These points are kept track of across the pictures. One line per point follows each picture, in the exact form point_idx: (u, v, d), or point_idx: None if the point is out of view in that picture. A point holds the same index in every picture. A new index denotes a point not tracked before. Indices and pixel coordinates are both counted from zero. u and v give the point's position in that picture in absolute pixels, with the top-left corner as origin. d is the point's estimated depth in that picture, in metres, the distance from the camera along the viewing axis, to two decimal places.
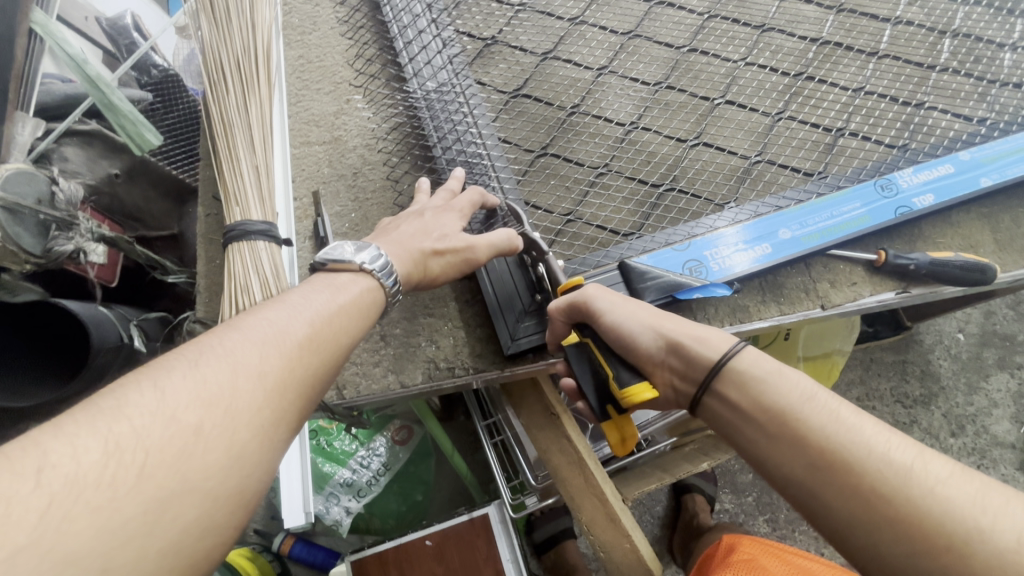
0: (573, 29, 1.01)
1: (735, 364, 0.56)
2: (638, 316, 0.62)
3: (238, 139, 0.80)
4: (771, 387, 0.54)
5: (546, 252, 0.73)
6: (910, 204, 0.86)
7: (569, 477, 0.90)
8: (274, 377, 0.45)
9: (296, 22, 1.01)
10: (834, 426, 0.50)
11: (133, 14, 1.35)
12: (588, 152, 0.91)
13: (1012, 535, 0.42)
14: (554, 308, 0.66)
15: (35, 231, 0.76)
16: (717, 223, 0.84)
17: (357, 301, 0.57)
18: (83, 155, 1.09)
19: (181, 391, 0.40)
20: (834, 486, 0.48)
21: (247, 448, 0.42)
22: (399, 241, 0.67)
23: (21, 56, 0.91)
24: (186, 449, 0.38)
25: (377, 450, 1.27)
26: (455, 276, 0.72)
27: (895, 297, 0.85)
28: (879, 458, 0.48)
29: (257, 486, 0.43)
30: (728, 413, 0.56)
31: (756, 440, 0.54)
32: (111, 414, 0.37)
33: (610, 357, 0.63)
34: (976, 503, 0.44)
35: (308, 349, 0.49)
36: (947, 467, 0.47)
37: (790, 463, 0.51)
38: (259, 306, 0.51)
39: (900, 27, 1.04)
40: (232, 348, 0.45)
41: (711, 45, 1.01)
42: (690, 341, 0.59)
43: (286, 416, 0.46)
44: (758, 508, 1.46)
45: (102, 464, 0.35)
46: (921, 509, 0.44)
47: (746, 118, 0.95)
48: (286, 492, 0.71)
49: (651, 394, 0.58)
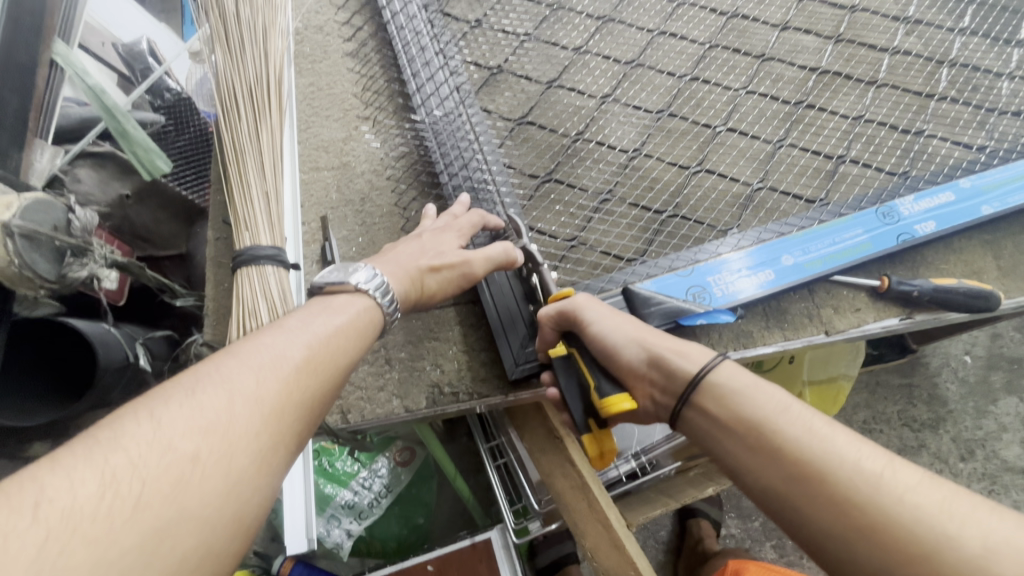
0: (577, 59, 1.03)
1: (713, 379, 0.57)
2: (624, 330, 0.63)
3: (249, 165, 0.82)
4: (746, 401, 0.55)
5: (541, 262, 0.76)
6: (911, 231, 0.87)
7: (573, 500, 0.90)
8: (271, 401, 0.46)
9: (307, 50, 1.04)
10: (808, 437, 0.50)
11: (149, 40, 1.39)
12: (591, 178, 0.93)
13: (979, 541, 0.42)
14: (543, 315, 0.67)
15: (50, 258, 0.78)
16: (721, 248, 0.85)
17: (356, 322, 0.58)
18: (95, 176, 1.13)
19: (177, 420, 0.41)
20: (809, 495, 0.48)
21: (244, 473, 0.42)
22: (397, 261, 0.68)
23: (42, 85, 0.95)
24: (183, 478, 0.39)
25: (379, 471, 1.26)
26: (453, 293, 0.73)
27: (900, 322, 0.85)
28: (849, 467, 0.48)
29: (255, 513, 0.43)
30: (707, 426, 0.57)
31: (735, 451, 0.54)
32: (107, 446, 0.38)
33: (592, 368, 0.64)
34: (944, 509, 0.44)
35: (304, 372, 0.49)
36: (917, 475, 0.47)
37: (767, 474, 0.51)
38: (258, 331, 0.52)
39: (898, 56, 1.06)
40: (229, 375, 0.45)
41: (712, 74, 1.03)
42: (669, 353, 0.60)
43: (283, 440, 0.46)
44: (765, 533, 1.43)
45: (100, 496, 0.36)
46: (892, 516, 0.44)
47: (748, 145, 0.97)
48: (289, 514, 0.71)
49: (628, 404, 0.59)
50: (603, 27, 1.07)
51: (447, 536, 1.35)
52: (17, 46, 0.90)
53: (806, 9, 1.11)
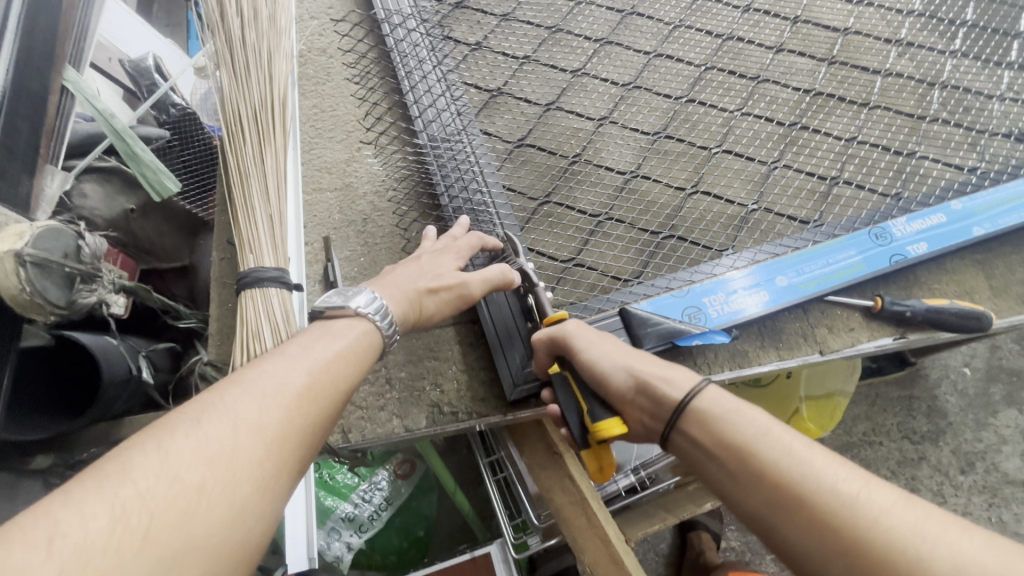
0: (575, 81, 1.06)
1: (697, 403, 0.58)
2: (614, 354, 0.64)
3: (254, 188, 0.83)
4: (728, 425, 0.55)
5: (536, 284, 0.78)
6: (904, 252, 0.89)
7: (571, 516, 0.90)
8: (273, 429, 0.47)
9: (311, 73, 1.06)
10: (787, 460, 0.51)
11: (155, 56, 1.40)
12: (589, 200, 0.95)
13: (949, 563, 0.43)
14: (537, 339, 0.69)
15: (61, 284, 0.80)
16: (718, 269, 0.87)
17: (356, 345, 0.59)
18: (102, 192, 1.14)
19: (183, 452, 0.42)
20: (788, 518, 0.49)
21: (248, 501, 0.43)
22: (396, 284, 0.68)
23: (53, 112, 1.01)
24: (189, 508, 0.40)
25: (379, 484, 1.27)
26: (450, 314, 0.73)
27: (892, 342, 0.87)
28: (826, 491, 0.49)
29: (258, 539, 0.44)
30: (692, 448, 0.58)
31: (720, 475, 0.55)
32: (117, 479, 0.39)
33: (585, 392, 0.65)
34: (917, 531, 0.45)
35: (306, 398, 0.51)
36: (893, 496, 0.48)
37: (750, 496, 0.53)
38: (261, 359, 0.53)
39: (890, 78, 1.08)
40: (232, 405, 0.46)
41: (707, 96, 1.05)
42: (656, 380, 0.60)
43: (286, 466, 0.47)
44: (765, 546, 1.43)
45: (110, 529, 0.37)
46: (866, 539, 0.46)
47: (743, 166, 0.99)
48: (291, 529, 0.72)
49: (620, 429, 0.61)
50: (601, 50, 1.09)
51: (447, 549, 1.35)
52: (28, 77, 0.96)
53: (800, 32, 1.13)
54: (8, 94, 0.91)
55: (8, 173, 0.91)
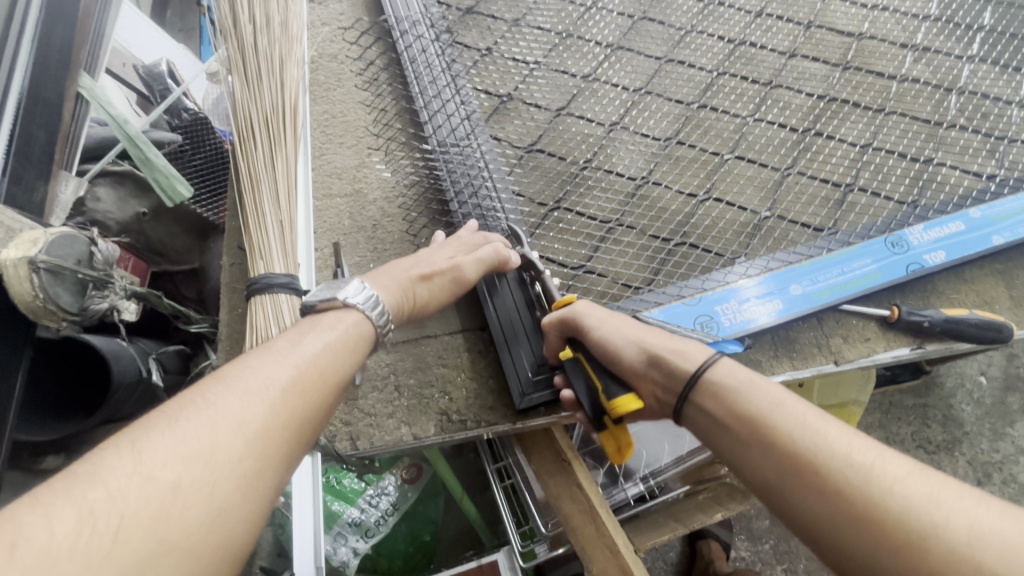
0: (585, 86, 1.05)
1: (712, 375, 0.60)
2: (626, 332, 0.66)
3: (265, 194, 0.84)
4: (742, 397, 0.57)
5: (542, 271, 0.80)
6: (921, 261, 0.87)
7: (581, 526, 0.89)
8: (255, 425, 0.46)
9: (321, 79, 1.07)
10: (801, 430, 0.53)
11: (169, 61, 1.41)
12: (599, 206, 0.94)
13: (964, 529, 0.44)
14: (548, 322, 0.70)
15: (73, 290, 0.80)
16: (730, 276, 0.85)
17: (345, 338, 0.59)
18: (114, 195, 1.15)
19: (159, 451, 0.41)
20: (802, 484, 0.50)
21: (228, 499, 0.42)
22: (390, 274, 0.70)
23: (67, 117, 1.04)
24: (164, 507, 0.39)
25: (387, 488, 1.26)
26: (447, 300, 0.74)
27: (910, 352, 0.84)
28: (841, 459, 0.50)
29: (240, 540, 0.43)
30: (706, 420, 0.60)
31: (733, 447, 0.57)
32: (87, 481, 0.38)
33: (598, 370, 0.66)
34: (931, 499, 0.46)
35: (291, 393, 0.50)
36: (906, 467, 0.49)
37: (763, 466, 0.54)
38: (248, 356, 0.53)
39: (906, 84, 1.06)
40: (213, 402, 0.46)
41: (720, 101, 1.04)
42: (668, 353, 0.63)
43: (270, 462, 0.47)
44: (776, 556, 1.41)
45: (77, 531, 0.36)
46: (880, 505, 0.46)
47: (757, 173, 0.97)
48: (298, 529, 0.70)
49: (638, 404, 0.61)
50: (612, 55, 1.09)
51: (454, 556, 1.34)
52: (43, 83, 1.00)
53: (814, 38, 1.12)
54: (24, 98, 0.96)
55: (23, 180, 0.93)
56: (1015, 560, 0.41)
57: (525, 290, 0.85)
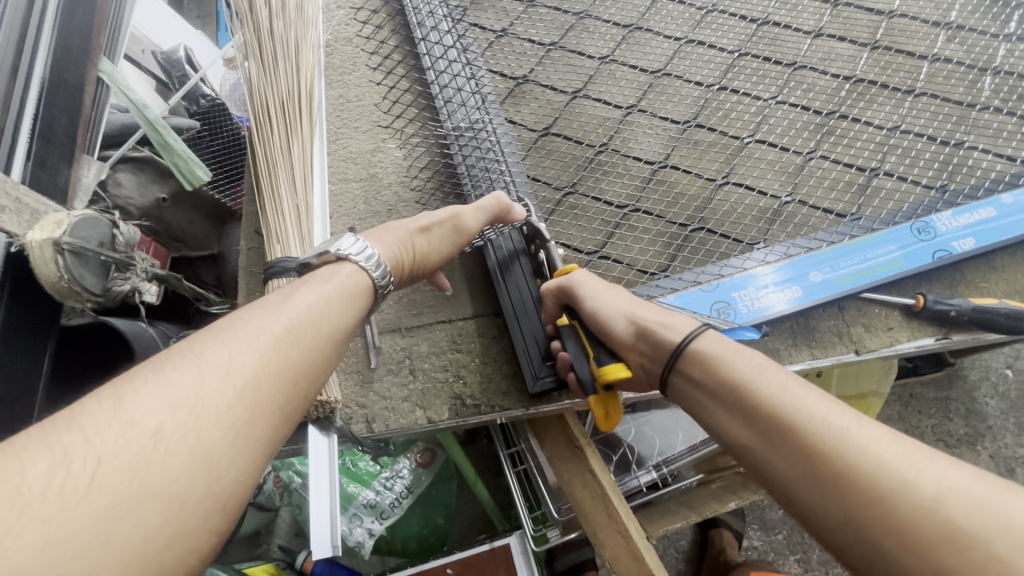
0: (602, 68, 1.03)
1: (697, 346, 0.60)
2: (617, 303, 0.67)
3: (281, 178, 0.85)
4: (728, 365, 0.57)
5: (548, 241, 0.80)
6: (948, 248, 0.85)
7: (593, 512, 0.89)
8: (245, 373, 0.46)
9: (337, 62, 1.06)
10: (782, 397, 0.53)
11: (186, 48, 1.42)
12: (616, 191, 0.93)
13: (933, 486, 0.44)
14: (547, 289, 0.72)
15: (97, 272, 0.83)
16: (748, 263, 0.84)
17: (341, 290, 0.59)
18: (135, 180, 1.17)
19: (141, 398, 0.41)
20: (780, 448, 0.51)
21: (215, 447, 0.42)
22: (389, 228, 0.71)
23: (89, 101, 1.07)
24: (144, 452, 0.39)
25: (401, 472, 1.27)
26: (449, 250, 0.75)
27: (934, 343, 0.82)
28: (818, 423, 0.50)
29: (233, 490, 0.43)
30: (690, 387, 0.60)
31: (714, 412, 0.57)
32: (64, 427, 0.39)
33: (591, 339, 0.68)
34: (904, 459, 0.46)
35: (283, 343, 0.50)
36: (884, 430, 0.49)
37: (743, 431, 0.54)
38: (243, 309, 0.53)
39: (938, 64, 1.03)
40: (200, 351, 0.46)
41: (741, 83, 1.01)
42: (656, 326, 0.63)
43: (262, 411, 0.46)
44: (789, 547, 1.40)
45: (49, 475, 0.36)
46: (855, 467, 0.47)
47: (777, 157, 0.95)
48: (315, 509, 0.68)
49: (623, 373, 0.62)
50: (630, 36, 1.06)
51: (466, 539, 1.37)
52: (65, 68, 1.02)
53: (841, 16, 1.08)
54: (45, 84, 0.98)
55: (48, 163, 0.95)
56: (985, 515, 0.42)
57: (534, 260, 0.86)
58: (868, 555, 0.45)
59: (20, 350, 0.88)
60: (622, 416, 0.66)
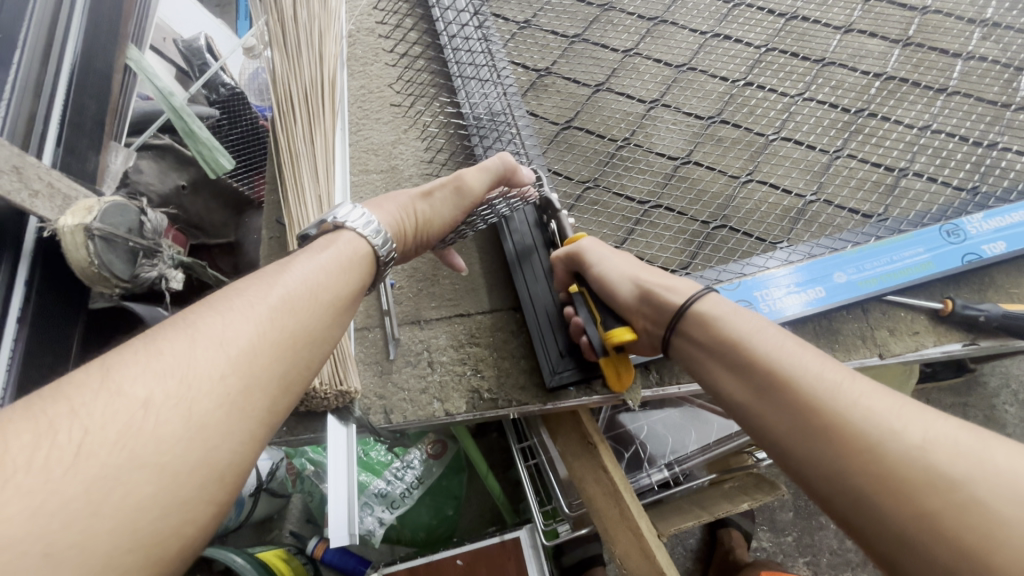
0: (626, 61, 1.02)
1: (700, 307, 0.60)
2: (622, 267, 0.67)
3: (304, 168, 0.85)
4: (726, 324, 0.57)
5: (559, 210, 0.82)
6: (978, 251, 0.83)
7: (604, 507, 0.89)
8: (239, 343, 0.45)
9: (359, 53, 1.05)
10: (778, 351, 0.53)
11: (206, 35, 1.41)
12: (637, 187, 0.92)
13: (919, 436, 0.44)
14: (555, 257, 0.73)
15: (125, 258, 0.84)
16: (769, 263, 0.83)
17: (342, 257, 0.59)
18: (156, 168, 1.18)
19: (131, 369, 0.40)
20: (776, 403, 0.51)
21: (208, 419, 0.41)
22: (390, 197, 0.72)
23: (117, 89, 1.08)
24: (132, 423, 0.38)
25: (412, 462, 1.28)
26: (452, 213, 0.74)
27: (961, 349, 0.80)
28: (811, 377, 0.50)
29: (230, 460, 0.42)
30: (692, 349, 0.60)
31: (714, 369, 0.57)
32: (52, 400, 0.38)
33: (599, 306, 0.69)
34: (892, 412, 0.46)
35: (279, 312, 0.49)
36: (873, 387, 0.49)
37: (741, 388, 0.54)
38: (239, 281, 0.52)
39: (972, 62, 1.00)
40: (193, 321, 0.45)
41: (767, 79, 1.00)
42: (660, 289, 0.64)
43: (259, 381, 0.45)
44: (799, 549, 1.39)
45: (34, 446, 0.35)
46: (844, 419, 0.46)
47: (803, 155, 0.93)
48: (334, 508, 0.68)
49: (630, 335, 0.63)
50: (654, 29, 1.05)
51: (476, 530, 1.38)
52: (94, 55, 1.04)
53: (873, 11, 1.06)
54: (76, 70, 1.00)
55: (77, 150, 0.97)
56: (968, 464, 0.41)
57: (545, 231, 0.87)
58: (861, 513, 0.44)
59: (46, 333, 0.90)
60: (633, 376, 0.71)
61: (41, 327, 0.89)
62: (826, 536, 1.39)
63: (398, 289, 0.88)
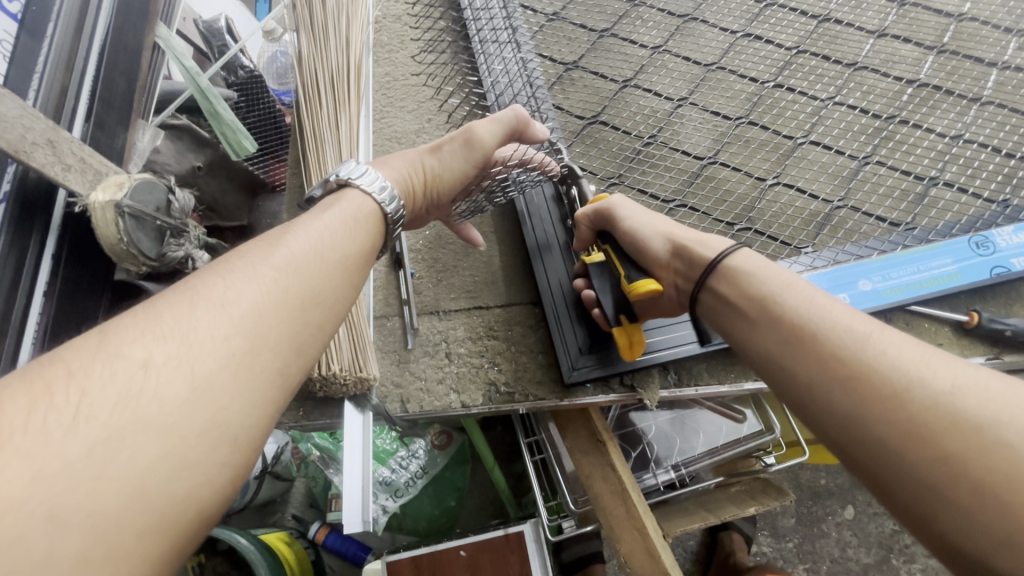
0: (655, 58, 1.01)
1: (729, 263, 0.59)
2: (653, 224, 0.67)
3: (328, 154, 0.85)
4: (758, 280, 0.56)
5: (580, 175, 0.83)
6: (1007, 264, 0.82)
7: (611, 506, 0.88)
8: (242, 305, 0.43)
9: (385, 40, 1.05)
10: (805, 304, 0.52)
11: (227, 17, 1.40)
12: (661, 185, 0.91)
13: (949, 381, 0.43)
14: (582, 215, 0.73)
15: (153, 236, 0.84)
16: (792, 268, 0.82)
17: (348, 216, 0.58)
18: (173, 148, 1.15)
19: (129, 332, 0.38)
20: (801, 356, 0.49)
21: (212, 378, 0.38)
22: (402, 155, 0.72)
23: (145, 66, 1.07)
24: (132, 385, 0.36)
25: (417, 452, 1.27)
26: (462, 166, 0.72)
27: (985, 362, 0.80)
28: (839, 330, 0.48)
29: (242, 422, 0.39)
30: (716, 305, 0.59)
31: (739, 327, 0.56)
32: (48, 363, 0.36)
33: (621, 258, 0.68)
34: (922, 361, 0.44)
35: (284, 274, 0.47)
36: (903, 338, 0.48)
37: (762, 341, 0.53)
38: (241, 247, 0.50)
39: (1008, 72, 0.98)
40: (194, 286, 0.43)
41: (798, 81, 0.98)
42: (692, 242, 0.63)
43: (266, 341, 0.42)
44: (798, 555, 1.38)
45: (30, 411, 0.33)
46: (871, 371, 0.45)
47: (831, 160, 0.92)
48: (348, 495, 0.67)
49: (655, 285, 0.61)
50: (684, 27, 1.04)
51: (479, 522, 1.38)
52: (125, 31, 1.04)
53: (907, 16, 1.04)
54: (106, 45, 1.00)
55: (106, 125, 0.97)
56: (994, 403, 0.40)
57: (561, 206, 0.89)
58: (883, 462, 0.42)
59: (68, 307, 0.90)
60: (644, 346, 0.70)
61: (63, 301, 0.90)
62: (828, 544, 1.39)
63: (418, 279, 0.88)
